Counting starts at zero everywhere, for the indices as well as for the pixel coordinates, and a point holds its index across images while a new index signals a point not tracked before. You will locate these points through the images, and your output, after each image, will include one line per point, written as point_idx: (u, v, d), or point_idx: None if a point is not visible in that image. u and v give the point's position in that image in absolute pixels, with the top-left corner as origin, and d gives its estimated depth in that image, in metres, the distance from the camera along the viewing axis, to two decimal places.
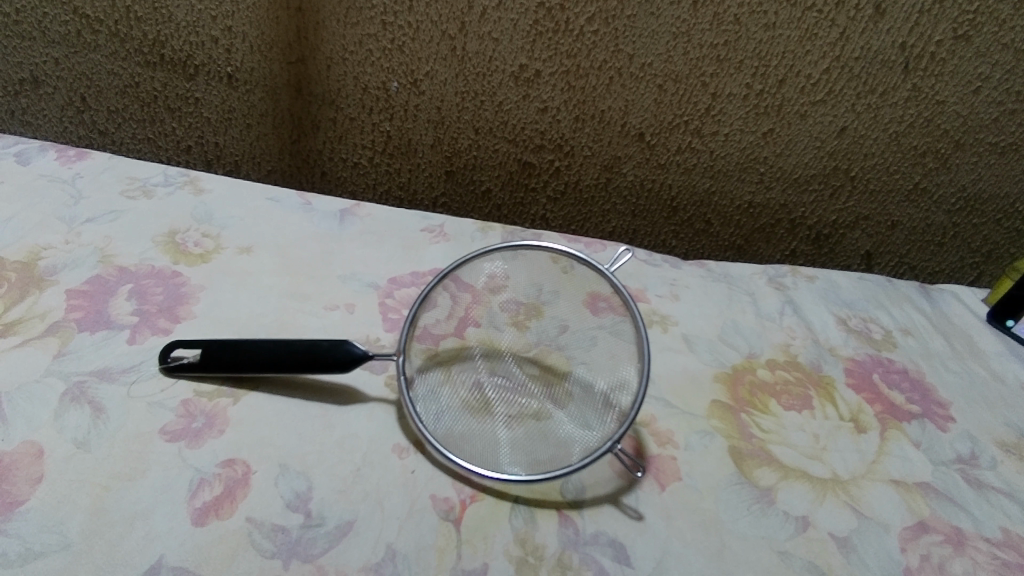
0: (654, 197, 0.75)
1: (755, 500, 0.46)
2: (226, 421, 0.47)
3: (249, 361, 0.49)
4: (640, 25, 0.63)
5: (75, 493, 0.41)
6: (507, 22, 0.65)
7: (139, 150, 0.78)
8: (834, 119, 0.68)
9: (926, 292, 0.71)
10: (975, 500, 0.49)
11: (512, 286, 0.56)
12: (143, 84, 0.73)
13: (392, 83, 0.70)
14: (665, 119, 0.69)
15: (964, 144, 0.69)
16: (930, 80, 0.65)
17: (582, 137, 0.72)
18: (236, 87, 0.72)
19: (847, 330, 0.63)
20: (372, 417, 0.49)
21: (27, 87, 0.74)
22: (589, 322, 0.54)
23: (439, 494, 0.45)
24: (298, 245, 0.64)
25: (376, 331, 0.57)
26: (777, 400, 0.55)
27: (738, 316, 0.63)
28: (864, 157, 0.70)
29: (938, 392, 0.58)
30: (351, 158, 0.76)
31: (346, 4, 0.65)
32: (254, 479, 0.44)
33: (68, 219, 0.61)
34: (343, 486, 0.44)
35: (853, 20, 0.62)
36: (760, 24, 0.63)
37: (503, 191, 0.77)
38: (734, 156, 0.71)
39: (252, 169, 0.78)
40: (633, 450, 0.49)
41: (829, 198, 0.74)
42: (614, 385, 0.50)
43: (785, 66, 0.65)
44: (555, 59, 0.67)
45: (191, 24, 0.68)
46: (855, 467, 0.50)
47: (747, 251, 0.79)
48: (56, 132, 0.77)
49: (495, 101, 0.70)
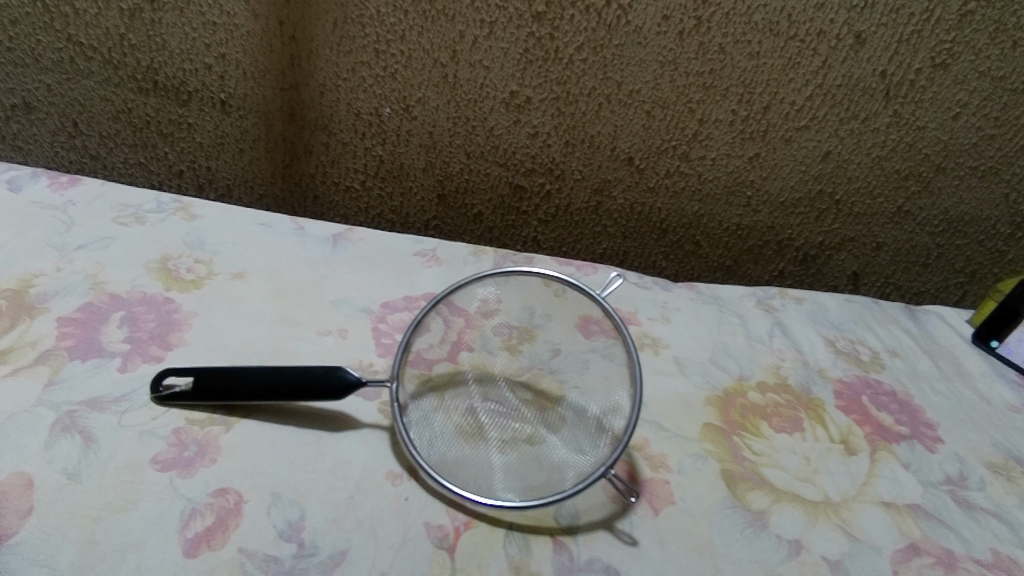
0: (644, 220, 0.76)
1: (748, 524, 0.47)
2: (217, 449, 0.47)
3: (242, 390, 0.49)
4: (628, 53, 0.65)
5: (65, 525, 0.41)
6: (498, 50, 0.66)
7: (131, 174, 0.78)
8: (818, 144, 0.69)
9: (911, 313, 0.72)
10: (964, 521, 0.49)
11: (504, 310, 0.56)
12: (136, 109, 0.73)
13: (385, 108, 0.71)
14: (653, 143, 0.71)
15: (945, 168, 0.71)
16: (911, 107, 0.67)
17: (572, 161, 0.73)
18: (229, 113, 0.72)
19: (836, 352, 0.64)
20: (365, 443, 0.49)
21: (18, 112, 0.74)
22: (581, 345, 0.54)
23: (433, 521, 0.45)
24: (290, 270, 0.64)
25: (369, 356, 0.57)
26: (768, 422, 0.55)
27: (728, 338, 0.63)
28: (849, 181, 0.72)
29: (926, 413, 0.59)
30: (343, 181, 0.77)
31: (339, 33, 0.66)
32: (246, 509, 0.44)
33: (59, 246, 0.61)
34: (336, 515, 0.44)
35: (835, 49, 0.63)
36: (744, 53, 0.64)
37: (495, 214, 0.77)
38: (722, 180, 0.72)
39: (244, 193, 0.78)
40: (627, 474, 0.49)
41: (816, 220, 0.75)
42: (606, 408, 0.51)
43: (770, 93, 0.66)
44: (546, 86, 0.68)
45: (185, 51, 0.69)
46: (846, 489, 0.50)
47: (736, 272, 0.80)
48: (47, 157, 0.77)
49: (486, 127, 0.71)
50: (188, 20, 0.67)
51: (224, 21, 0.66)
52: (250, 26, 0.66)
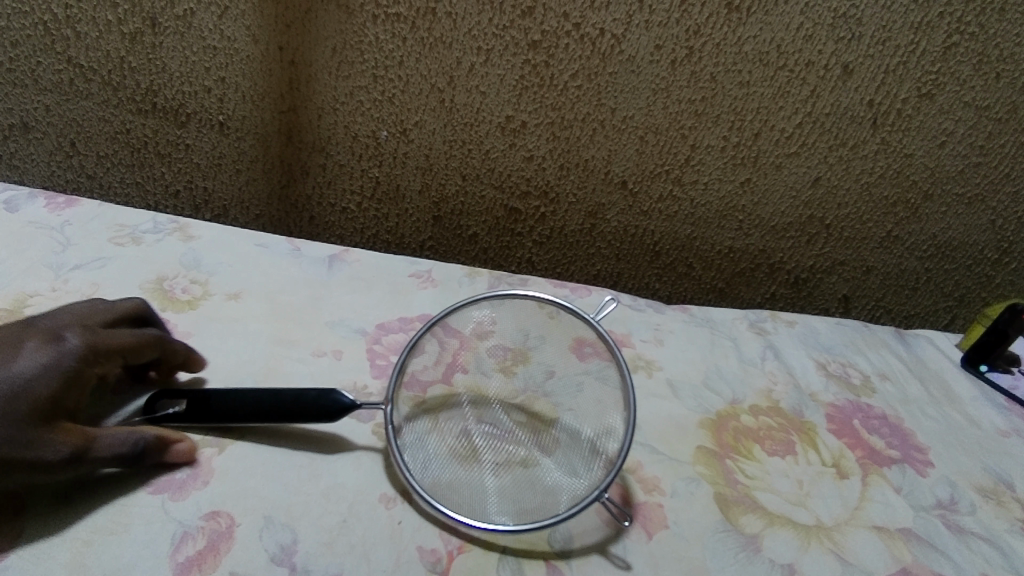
0: (638, 242, 0.77)
1: (742, 548, 0.47)
2: (210, 471, 0.47)
3: (239, 410, 0.49)
4: (622, 81, 0.66)
5: (55, 549, 0.41)
6: (494, 77, 0.67)
7: (127, 194, 0.79)
8: (808, 170, 0.71)
9: (902, 336, 0.73)
10: (956, 547, 0.49)
11: (499, 332, 0.57)
12: (134, 130, 0.74)
13: (382, 132, 0.72)
14: (647, 168, 0.72)
15: (933, 195, 0.72)
16: (898, 135, 0.68)
17: (567, 184, 0.74)
18: (228, 134, 0.73)
19: (827, 375, 0.65)
20: (358, 466, 0.49)
21: (16, 132, 0.75)
22: (575, 368, 0.55)
23: (426, 545, 0.45)
24: (286, 291, 0.64)
25: (363, 377, 0.57)
26: (761, 445, 0.55)
27: (721, 361, 0.64)
28: (838, 206, 0.73)
29: (917, 436, 0.59)
30: (339, 203, 0.77)
31: (338, 58, 0.67)
32: (238, 532, 0.43)
33: (54, 266, 0.62)
34: (328, 538, 0.44)
35: (823, 79, 0.65)
36: (735, 81, 0.65)
37: (490, 235, 0.78)
38: (713, 204, 0.74)
39: (240, 214, 0.79)
40: (621, 497, 0.49)
41: (806, 244, 0.76)
42: (600, 432, 0.51)
43: (760, 120, 0.68)
44: (541, 111, 0.69)
45: (184, 75, 0.69)
46: (839, 513, 0.50)
47: (728, 294, 0.81)
48: (44, 176, 0.78)
49: (482, 149, 0.72)
50: (189, 43, 0.67)
51: (224, 46, 0.67)
52: (250, 50, 0.67)
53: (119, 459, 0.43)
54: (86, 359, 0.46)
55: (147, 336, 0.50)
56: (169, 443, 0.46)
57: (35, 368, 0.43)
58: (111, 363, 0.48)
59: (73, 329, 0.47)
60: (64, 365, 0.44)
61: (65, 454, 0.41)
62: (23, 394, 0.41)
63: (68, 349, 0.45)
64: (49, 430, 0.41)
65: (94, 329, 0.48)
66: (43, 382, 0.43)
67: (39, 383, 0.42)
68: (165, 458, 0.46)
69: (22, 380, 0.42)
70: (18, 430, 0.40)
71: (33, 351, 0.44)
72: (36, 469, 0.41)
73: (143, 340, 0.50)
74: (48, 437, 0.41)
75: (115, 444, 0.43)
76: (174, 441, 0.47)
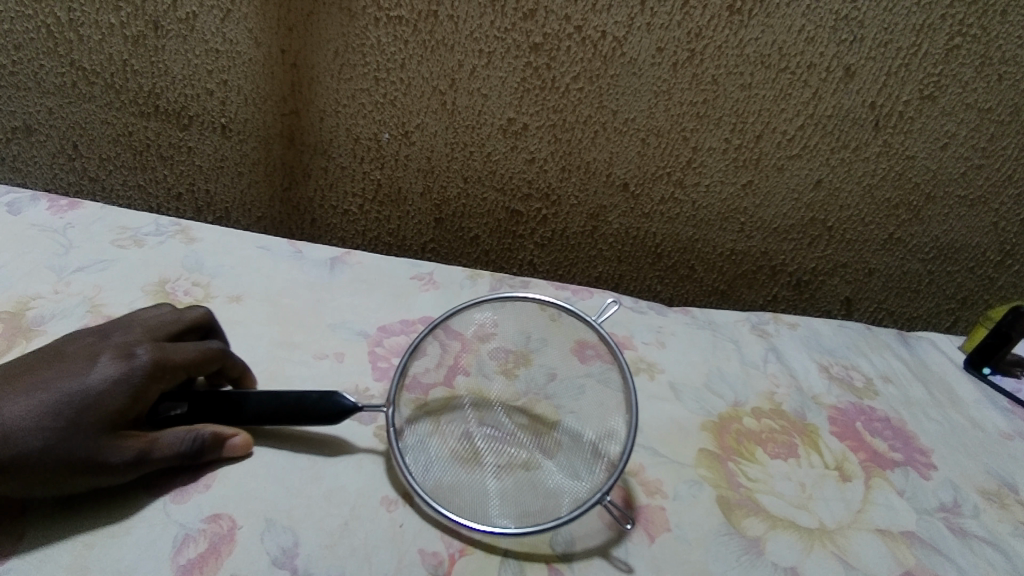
0: (639, 244, 0.77)
1: (744, 551, 0.47)
2: (212, 474, 0.47)
3: (242, 411, 0.49)
4: (623, 83, 0.66)
5: (57, 552, 0.41)
6: (495, 79, 0.67)
7: (129, 197, 0.79)
8: (810, 172, 0.71)
9: (904, 339, 0.73)
10: (959, 550, 0.49)
11: (500, 334, 0.57)
12: (137, 133, 0.74)
13: (383, 134, 0.72)
14: (648, 170, 0.72)
15: (935, 197, 0.72)
16: (900, 137, 0.68)
17: (568, 186, 0.74)
18: (230, 137, 0.73)
19: (829, 378, 0.64)
20: (360, 468, 0.49)
21: (19, 135, 0.75)
22: (577, 370, 0.55)
23: (428, 548, 0.45)
24: (287, 293, 0.64)
25: (365, 380, 0.57)
26: (763, 448, 0.55)
27: (723, 363, 0.64)
28: (840, 209, 0.73)
29: (920, 439, 0.59)
30: (341, 206, 0.77)
31: (340, 61, 0.67)
32: (239, 534, 0.43)
33: (56, 268, 0.62)
34: (330, 541, 0.44)
35: (825, 81, 0.65)
36: (736, 84, 0.65)
37: (491, 237, 0.78)
38: (715, 206, 0.74)
39: (242, 216, 0.79)
40: (623, 500, 0.49)
41: (808, 247, 0.76)
42: (602, 435, 0.51)
43: (762, 122, 0.68)
44: (542, 114, 0.69)
45: (187, 77, 0.70)
46: (841, 516, 0.50)
47: (730, 296, 0.81)
48: (47, 179, 0.78)
49: (484, 152, 0.72)
50: (191, 47, 0.68)
51: (226, 49, 0.67)
52: (252, 53, 0.68)
53: (178, 457, 0.45)
54: (152, 375, 0.45)
55: (211, 350, 0.50)
56: (224, 439, 0.47)
57: (102, 383, 0.43)
58: (176, 379, 0.47)
59: (145, 345, 0.47)
60: (130, 381, 0.44)
61: (129, 457, 0.43)
62: (89, 408, 0.42)
63: (136, 365, 0.45)
64: (113, 434, 0.43)
65: (162, 344, 0.48)
66: (112, 398, 0.43)
67: (106, 398, 0.43)
68: (221, 453, 0.47)
69: (89, 394, 0.43)
70: (84, 436, 0.42)
71: (102, 366, 0.44)
72: (102, 473, 0.42)
73: (209, 353, 0.50)
74: (112, 442, 0.42)
75: (172, 443, 0.45)
76: (229, 434, 0.47)
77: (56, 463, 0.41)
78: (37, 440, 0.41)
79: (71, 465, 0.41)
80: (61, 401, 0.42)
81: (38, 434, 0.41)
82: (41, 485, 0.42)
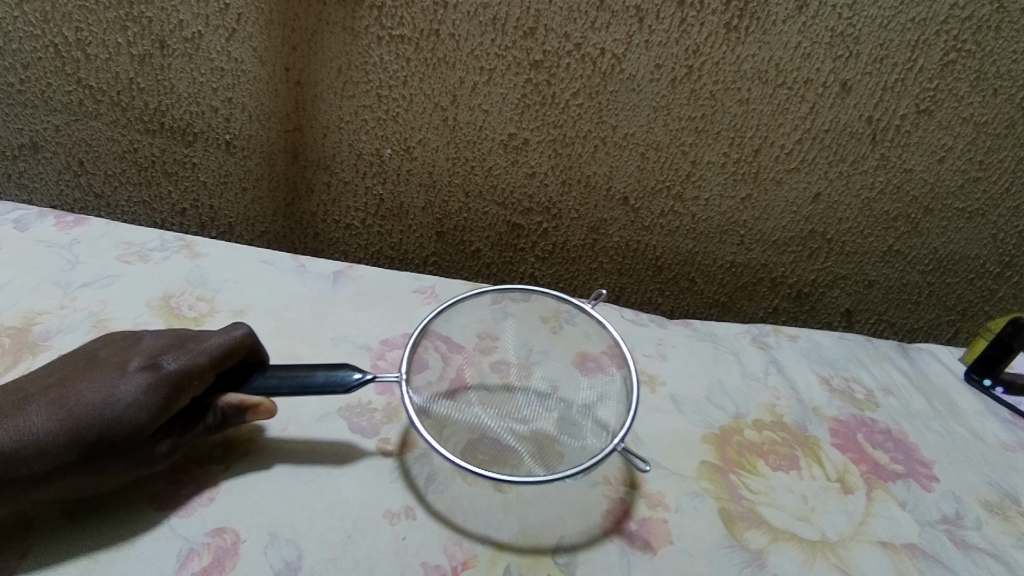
0: (640, 257, 0.78)
1: (746, 564, 0.47)
2: (216, 488, 0.47)
3: (250, 383, 0.49)
4: (622, 99, 0.67)
5: (62, 566, 0.41)
6: (496, 96, 0.68)
7: (135, 212, 0.80)
8: (808, 185, 0.71)
9: (904, 350, 0.73)
10: (961, 562, 0.49)
11: (502, 349, 0.60)
12: (142, 150, 0.75)
13: (386, 149, 0.73)
14: (648, 184, 0.72)
15: (934, 209, 0.72)
16: (898, 151, 0.68)
17: (569, 200, 0.74)
18: (234, 153, 0.74)
19: (831, 390, 0.65)
20: (363, 481, 0.49)
21: (26, 152, 0.76)
22: (578, 379, 0.58)
23: (431, 561, 0.45)
24: (291, 307, 0.65)
25: (368, 394, 0.57)
26: (764, 460, 0.55)
27: (724, 375, 0.64)
28: (839, 222, 0.74)
29: (921, 451, 0.59)
30: (344, 220, 0.78)
31: (343, 78, 0.68)
32: (243, 548, 0.44)
33: (63, 284, 0.62)
34: (333, 555, 0.44)
35: (822, 96, 0.65)
36: (734, 99, 0.66)
37: (493, 250, 0.79)
38: (714, 219, 0.74)
39: (245, 230, 0.80)
40: (622, 513, 0.49)
41: (807, 259, 0.77)
42: (602, 425, 0.53)
43: (760, 137, 0.68)
44: (543, 129, 0.70)
45: (192, 96, 0.71)
46: (843, 528, 0.50)
47: (730, 308, 0.82)
48: (53, 196, 0.79)
49: (485, 167, 0.73)
50: (197, 65, 0.68)
51: (231, 67, 0.68)
52: (256, 71, 0.68)
53: (204, 431, 0.48)
54: (180, 382, 0.45)
55: (237, 341, 0.50)
56: (248, 409, 0.49)
57: (132, 395, 0.43)
58: (206, 382, 0.47)
59: (172, 353, 0.47)
60: (159, 391, 0.44)
61: (164, 450, 0.45)
62: (119, 420, 0.42)
63: (164, 374, 0.45)
64: (144, 437, 0.44)
65: (188, 348, 0.48)
66: (141, 409, 0.43)
67: (134, 410, 0.43)
68: (247, 418, 0.49)
69: (120, 407, 0.43)
70: (117, 446, 0.42)
71: (130, 377, 0.44)
72: (141, 470, 0.44)
73: (232, 345, 0.50)
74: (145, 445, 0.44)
75: (196, 427, 0.47)
76: (253, 405, 0.49)
77: (89, 472, 0.42)
78: (69, 454, 0.41)
79: (105, 474, 0.43)
80: (89, 413, 0.42)
81: (68, 448, 0.41)
82: (77, 490, 0.43)
